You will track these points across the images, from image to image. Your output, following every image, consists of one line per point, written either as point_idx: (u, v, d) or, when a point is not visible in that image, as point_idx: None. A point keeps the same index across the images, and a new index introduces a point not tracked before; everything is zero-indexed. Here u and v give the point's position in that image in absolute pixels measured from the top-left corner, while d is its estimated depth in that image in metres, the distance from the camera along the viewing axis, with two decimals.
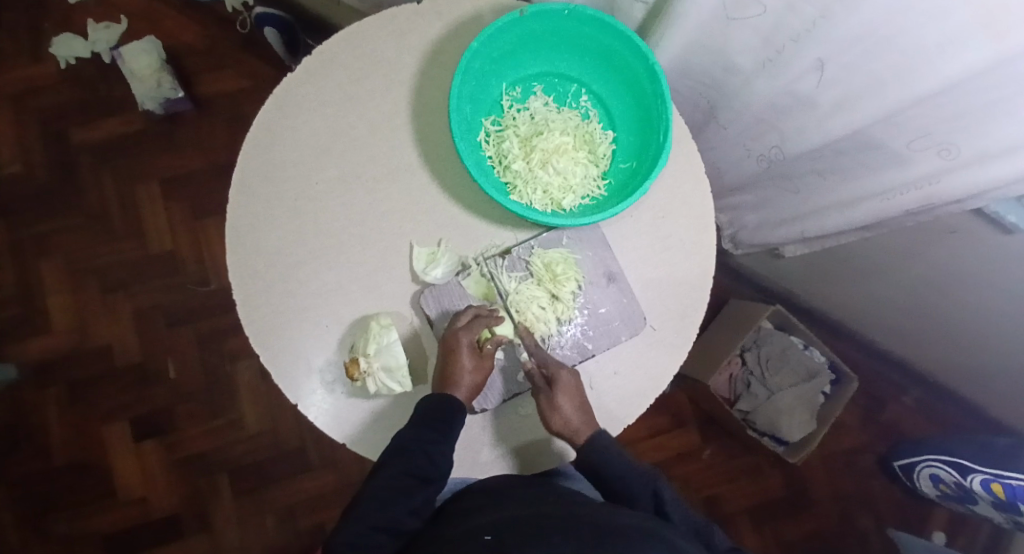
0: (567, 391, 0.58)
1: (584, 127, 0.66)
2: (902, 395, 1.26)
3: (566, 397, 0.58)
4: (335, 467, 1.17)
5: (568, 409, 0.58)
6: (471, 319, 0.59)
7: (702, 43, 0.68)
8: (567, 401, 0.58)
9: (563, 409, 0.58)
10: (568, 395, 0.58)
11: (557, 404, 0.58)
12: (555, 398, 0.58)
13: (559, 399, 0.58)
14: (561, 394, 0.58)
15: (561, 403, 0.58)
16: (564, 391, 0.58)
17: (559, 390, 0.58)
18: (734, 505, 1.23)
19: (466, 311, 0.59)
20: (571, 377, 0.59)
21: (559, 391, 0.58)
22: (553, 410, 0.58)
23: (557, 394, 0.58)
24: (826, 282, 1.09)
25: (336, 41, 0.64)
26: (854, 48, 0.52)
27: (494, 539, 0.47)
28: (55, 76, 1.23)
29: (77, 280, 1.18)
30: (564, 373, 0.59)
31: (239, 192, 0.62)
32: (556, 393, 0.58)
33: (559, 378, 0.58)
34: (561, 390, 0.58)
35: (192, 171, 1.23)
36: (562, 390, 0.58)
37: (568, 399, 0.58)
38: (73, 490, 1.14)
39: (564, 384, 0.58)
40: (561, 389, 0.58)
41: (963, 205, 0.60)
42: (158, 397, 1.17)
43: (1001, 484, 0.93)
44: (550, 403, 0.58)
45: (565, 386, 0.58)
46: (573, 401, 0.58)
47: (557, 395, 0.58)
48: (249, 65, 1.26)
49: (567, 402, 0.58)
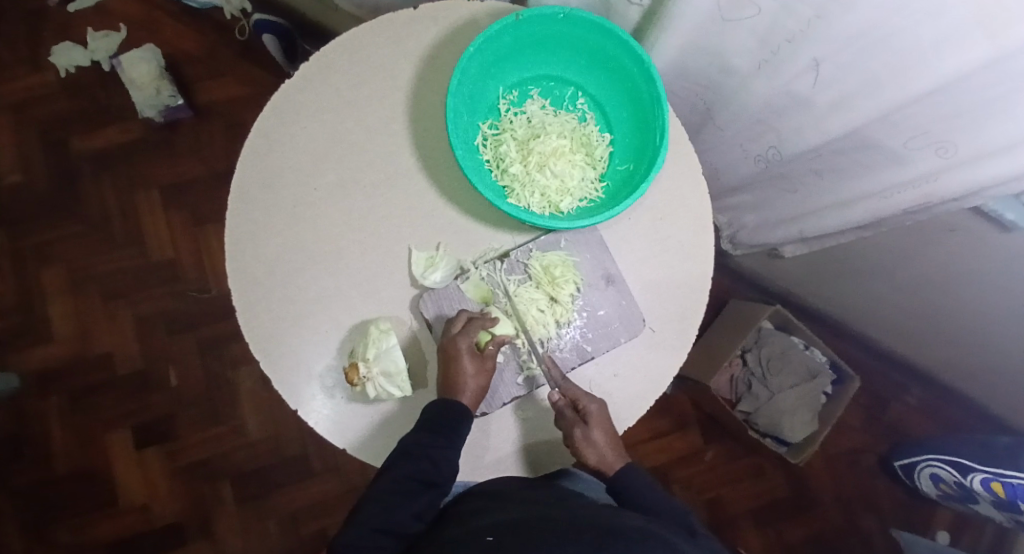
0: (600, 423, 0.59)
1: (581, 130, 0.66)
2: (904, 394, 1.26)
3: (600, 430, 0.59)
4: (336, 472, 1.17)
5: (603, 442, 0.59)
6: (465, 323, 0.59)
7: (698, 44, 0.68)
8: (601, 434, 0.59)
9: (598, 442, 0.59)
10: (601, 427, 0.59)
11: (593, 438, 0.59)
12: (591, 433, 0.59)
13: (594, 432, 0.59)
14: (595, 427, 0.59)
15: (596, 436, 0.59)
16: (597, 423, 0.59)
17: (593, 423, 0.59)
18: (737, 507, 1.22)
19: (460, 316, 0.59)
20: (601, 408, 0.60)
21: (594, 425, 0.59)
22: (589, 445, 0.59)
23: (592, 429, 0.59)
24: (826, 282, 1.09)
25: (334, 47, 0.65)
26: (852, 47, 0.52)
27: (495, 540, 0.47)
28: (54, 84, 1.24)
29: (78, 288, 1.19)
30: (595, 405, 0.59)
31: (238, 198, 0.62)
32: (591, 427, 0.59)
33: (592, 411, 0.59)
34: (594, 423, 0.59)
35: (191, 177, 1.23)
36: (596, 423, 0.59)
37: (603, 431, 0.59)
38: (75, 498, 1.14)
39: (596, 416, 0.59)
40: (595, 422, 0.59)
41: (961, 204, 0.60)
42: (159, 404, 1.17)
43: (1001, 483, 0.91)
44: (586, 437, 0.59)
45: (598, 418, 0.59)
46: (606, 433, 0.60)
47: (591, 429, 0.59)
48: (247, 72, 1.26)
49: (602, 435, 0.59)
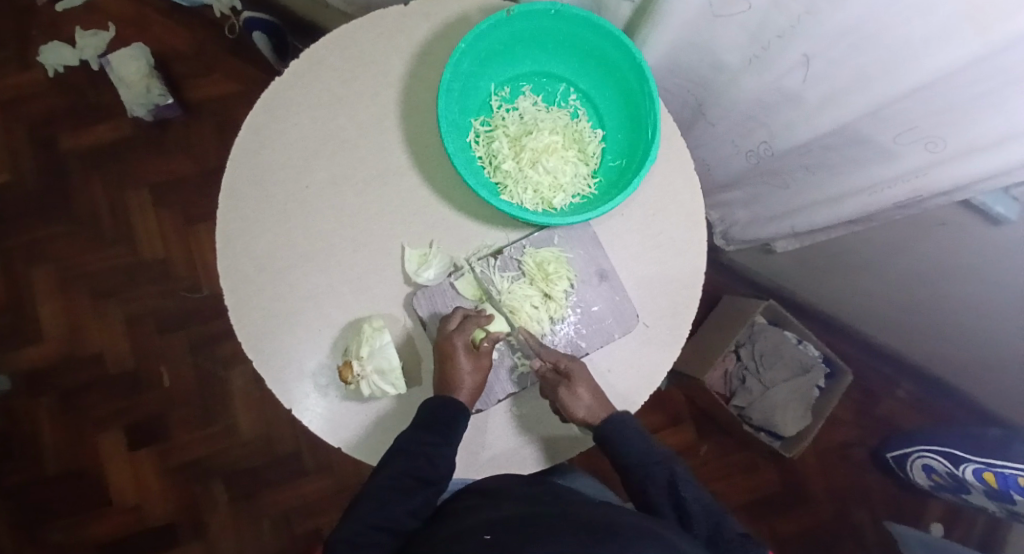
0: (582, 379, 0.59)
1: (574, 126, 0.66)
2: (895, 388, 1.27)
3: (584, 386, 0.59)
4: (331, 472, 1.17)
5: (588, 397, 0.59)
6: (460, 320, 0.59)
7: (690, 40, 0.68)
8: (586, 390, 0.59)
9: (584, 398, 0.59)
10: (584, 383, 0.59)
11: (577, 394, 0.59)
12: (576, 389, 0.59)
13: (579, 389, 0.59)
14: (579, 383, 0.59)
15: (581, 392, 0.59)
16: (580, 379, 0.59)
17: (576, 380, 0.59)
18: (731, 501, 1.23)
19: (456, 313, 0.59)
20: (581, 366, 0.60)
21: (577, 381, 0.59)
22: (576, 401, 0.59)
23: (577, 385, 0.59)
24: (818, 277, 1.10)
25: (324, 44, 0.64)
26: (841, 43, 0.52)
27: (491, 539, 0.47)
28: (42, 83, 1.22)
29: (68, 288, 1.18)
30: (574, 363, 0.60)
31: (228, 196, 0.61)
32: (574, 384, 0.59)
33: (573, 369, 0.59)
34: (578, 380, 0.59)
35: (182, 176, 1.22)
36: (580, 379, 0.59)
37: (587, 386, 0.59)
38: (67, 500, 1.14)
39: (578, 373, 0.59)
40: (578, 379, 0.59)
41: (950, 198, 0.61)
42: (152, 404, 1.16)
43: (994, 473, 0.92)
44: (571, 394, 0.59)
45: (580, 376, 0.59)
46: (589, 389, 0.60)
47: (576, 386, 0.59)
48: (238, 70, 1.25)
49: (586, 390, 0.59)
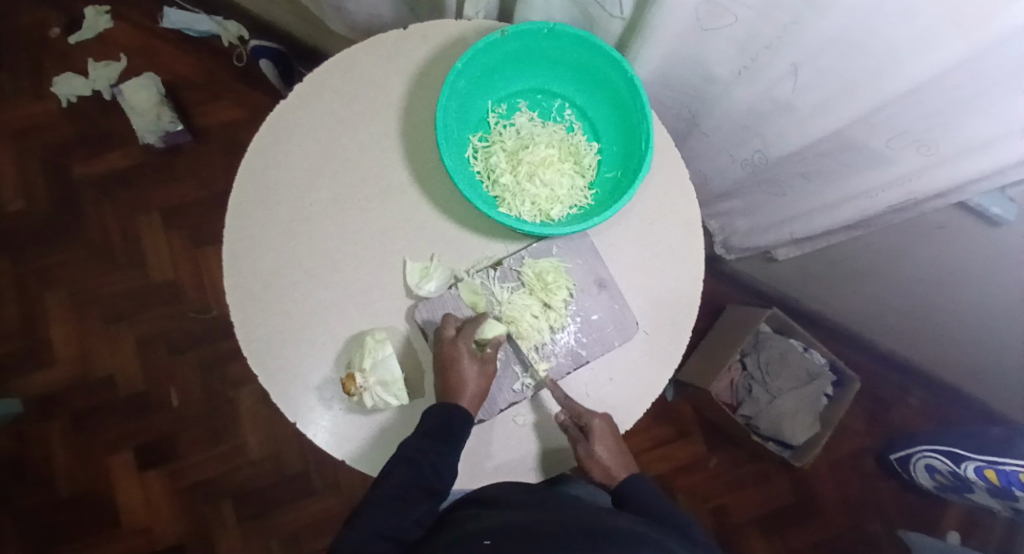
0: (603, 439, 0.60)
1: (569, 139, 0.68)
2: (906, 396, 1.26)
3: (602, 446, 0.60)
4: (337, 490, 1.17)
5: (606, 456, 0.61)
6: (457, 328, 0.60)
7: (680, 54, 0.70)
8: (605, 449, 0.60)
9: (601, 457, 0.61)
10: (604, 443, 0.60)
11: (595, 454, 0.60)
12: (594, 449, 0.60)
13: (597, 448, 0.60)
14: (598, 443, 0.60)
15: (598, 452, 0.60)
16: (600, 439, 0.60)
17: (595, 439, 0.60)
18: (743, 515, 1.21)
19: (449, 322, 0.60)
20: (604, 423, 0.61)
21: (597, 441, 0.60)
22: (592, 459, 0.61)
23: (595, 445, 0.60)
24: (822, 284, 1.10)
25: (326, 68, 0.67)
26: (828, 51, 0.54)
27: (491, 544, 0.47)
28: (56, 113, 1.27)
29: (80, 312, 1.20)
30: (598, 420, 0.61)
31: (235, 215, 0.63)
32: (593, 443, 0.60)
33: (594, 428, 0.60)
34: (597, 440, 0.60)
35: (190, 200, 1.25)
36: (598, 439, 0.60)
37: (606, 447, 0.60)
38: (76, 522, 1.14)
39: (599, 432, 0.60)
40: (597, 438, 0.60)
41: (946, 199, 0.62)
42: (160, 425, 1.17)
43: (996, 471, 0.90)
44: (589, 453, 0.61)
45: (600, 434, 0.60)
46: (609, 448, 0.61)
47: (594, 445, 0.60)
48: (245, 96, 1.29)
49: (605, 451, 0.60)
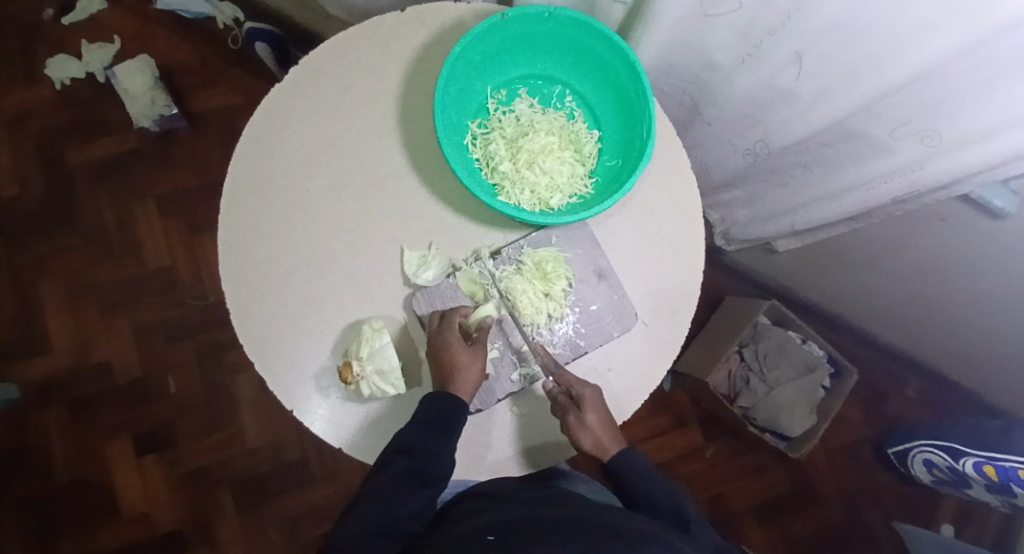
0: (594, 407, 0.59)
1: (570, 127, 0.67)
2: (903, 387, 1.26)
3: (593, 414, 0.59)
4: (335, 477, 1.17)
5: (597, 426, 0.59)
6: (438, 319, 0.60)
7: (682, 40, 0.69)
8: (596, 418, 0.59)
9: (593, 427, 0.58)
10: (595, 412, 0.59)
11: (586, 422, 0.58)
12: (585, 417, 0.58)
13: (588, 416, 0.58)
14: (589, 411, 0.58)
15: (590, 420, 0.58)
16: (591, 408, 0.59)
17: (587, 407, 0.59)
18: (739, 504, 1.22)
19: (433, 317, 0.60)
20: (594, 393, 0.60)
21: (589, 409, 0.59)
22: (584, 429, 0.58)
23: (586, 413, 0.58)
24: (821, 275, 1.09)
25: (321, 52, 0.65)
26: (830, 38, 0.53)
27: (496, 539, 0.47)
28: (50, 97, 1.25)
29: (76, 299, 1.19)
30: (588, 390, 0.59)
31: (230, 203, 0.62)
32: (584, 410, 0.58)
33: (585, 396, 0.59)
34: (588, 407, 0.59)
35: (186, 187, 1.24)
36: (589, 407, 0.59)
37: (597, 416, 0.59)
38: (74, 510, 1.14)
39: (590, 400, 0.59)
40: (588, 406, 0.59)
41: (949, 191, 0.61)
42: (158, 413, 1.17)
43: (994, 467, 0.92)
44: (580, 421, 0.58)
45: (591, 402, 0.59)
46: (599, 417, 0.59)
47: (585, 412, 0.58)
48: (241, 80, 1.27)
49: (596, 419, 0.59)
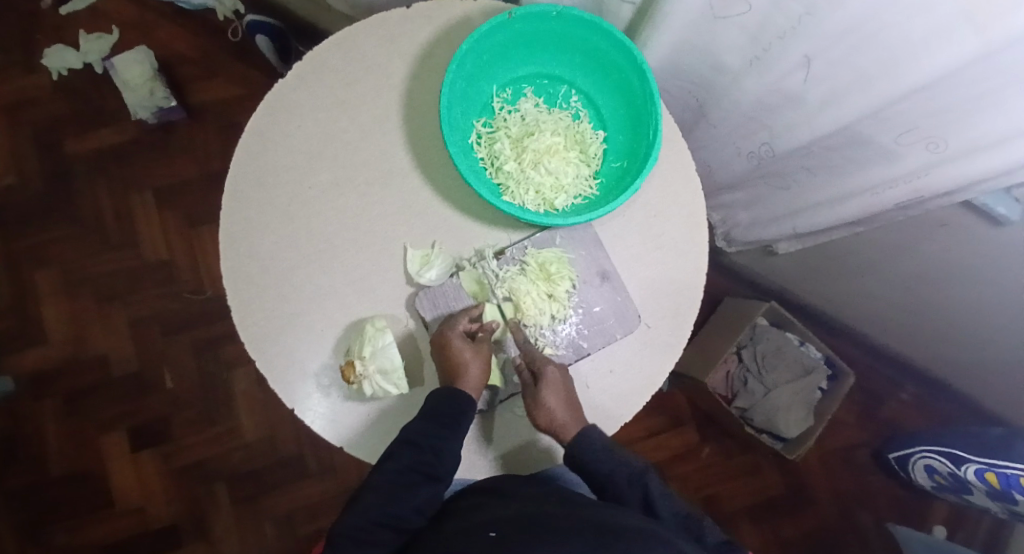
0: (554, 386, 0.58)
1: (575, 127, 0.67)
2: (898, 390, 1.27)
3: (551, 393, 0.58)
4: (333, 474, 1.17)
5: (553, 405, 0.58)
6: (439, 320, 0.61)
7: (690, 43, 0.69)
8: (554, 397, 0.58)
9: (549, 405, 0.58)
10: (554, 391, 0.58)
11: (542, 401, 0.58)
12: (541, 395, 0.58)
13: (545, 395, 0.58)
14: (546, 390, 0.58)
15: (546, 398, 0.58)
16: (551, 388, 0.58)
17: (545, 385, 0.58)
18: (734, 504, 1.23)
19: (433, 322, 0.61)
20: (557, 374, 0.59)
21: (546, 388, 0.58)
22: (539, 407, 0.58)
23: (542, 391, 0.58)
24: (821, 278, 1.10)
25: (326, 47, 0.65)
26: (841, 43, 0.53)
27: (497, 535, 0.47)
28: (46, 86, 1.23)
29: (72, 291, 1.18)
30: (551, 369, 0.59)
31: (232, 198, 0.62)
32: (541, 390, 0.58)
33: (546, 374, 0.59)
34: (547, 386, 0.58)
35: (186, 180, 1.23)
36: (547, 385, 0.58)
37: (556, 396, 0.58)
38: (69, 502, 1.14)
39: (550, 379, 0.58)
40: (546, 384, 0.58)
41: (953, 198, 0.61)
42: (155, 406, 1.17)
43: (996, 474, 0.91)
44: (536, 400, 0.58)
45: (551, 381, 0.58)
46: (558, 396, 0.58)
47: (542, 390, 0.58)
48: (241, 73, 1.26)
49: (553, 397, 0.58)
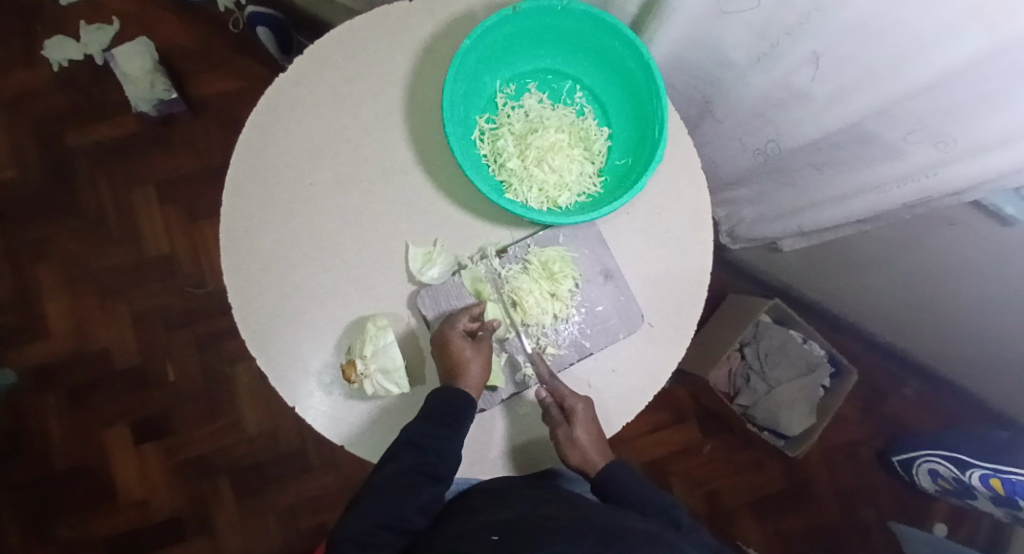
0: (585, 423, 0.59)
1: (579, 124, 0.66)
2: (902, 387, 1.26)
3: (583, 429, 0.59)
4: (334, 468, 1.17)
5: (586, 442, 0.59)
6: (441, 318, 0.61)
7: (696, 38, 0.68)
8: (586, 433, 0.59)
9: (581, 442, 0.58)
10: (585, 427, 0.59)
11: (575, 438, 0.58)
12: (574, 433, 0.58)
13: (578, 432, 0.58)
14: (579, 428, 0.58)
15: (579, 436, 0.58)
16: (583, 424, 0.59)
17: (577, 423, 0.59)
18: (736, 500, 1.23)
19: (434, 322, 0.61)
20: (587, 409, 0.59)
21: (579, 425, 0.59)
22: (572, 445, 0.59)
23: (575, 429, 0.58)
24: (826, 276, 1.09)
25: (326, 41, 0.64)
26: (849, 40, 0.52)
27: (500, 539, 0.46)
28: (46, 79, 1.22)
29: (74, 285, 1.18)
30: (581, 405, 0.59)
31: (233, 194, 0.61)
32: (573, 426, 0.59)
33: (577, 411, 0.59)
34: (578, 422, 0.59)
35: (187, 173, 1.22)
36: (579, 422, 0.58)
37: (588, 432, 0.59)
38: (73, 496, 1.14)
39: (582, 416, 0.59)
40: (578, 421, 0.59)
41: (961, 196, 0.60)
42: (157, 400, 1.17)
43: (1000, 480, 0.92)
44: (569, 438, 0.59)
45: (582, 417, 0.59)
46: (590, 432, 0.59)
47: (574, 427, 0.58)
48: (242, 64, 1.25)
49: (585, 434, 0.59)
